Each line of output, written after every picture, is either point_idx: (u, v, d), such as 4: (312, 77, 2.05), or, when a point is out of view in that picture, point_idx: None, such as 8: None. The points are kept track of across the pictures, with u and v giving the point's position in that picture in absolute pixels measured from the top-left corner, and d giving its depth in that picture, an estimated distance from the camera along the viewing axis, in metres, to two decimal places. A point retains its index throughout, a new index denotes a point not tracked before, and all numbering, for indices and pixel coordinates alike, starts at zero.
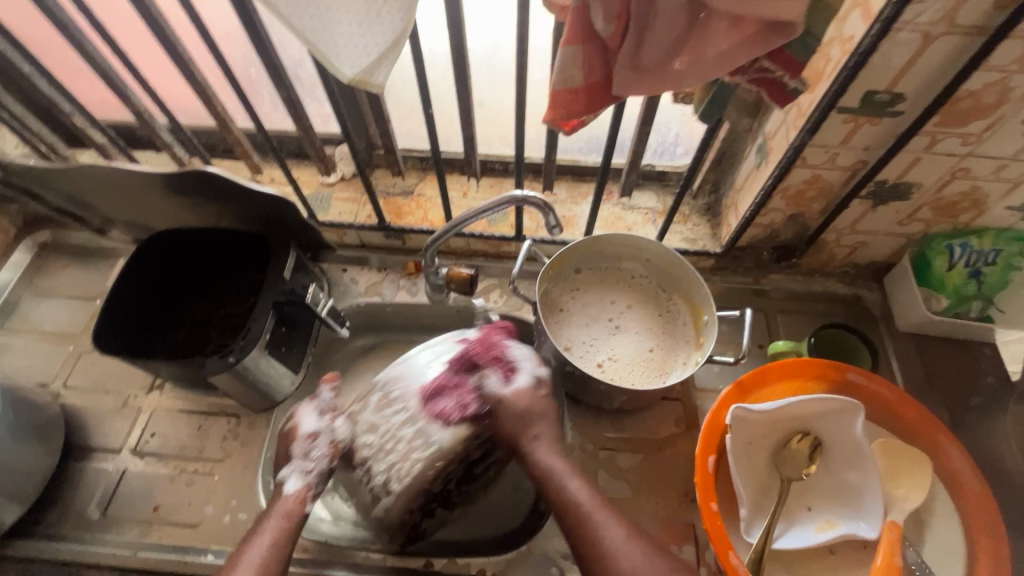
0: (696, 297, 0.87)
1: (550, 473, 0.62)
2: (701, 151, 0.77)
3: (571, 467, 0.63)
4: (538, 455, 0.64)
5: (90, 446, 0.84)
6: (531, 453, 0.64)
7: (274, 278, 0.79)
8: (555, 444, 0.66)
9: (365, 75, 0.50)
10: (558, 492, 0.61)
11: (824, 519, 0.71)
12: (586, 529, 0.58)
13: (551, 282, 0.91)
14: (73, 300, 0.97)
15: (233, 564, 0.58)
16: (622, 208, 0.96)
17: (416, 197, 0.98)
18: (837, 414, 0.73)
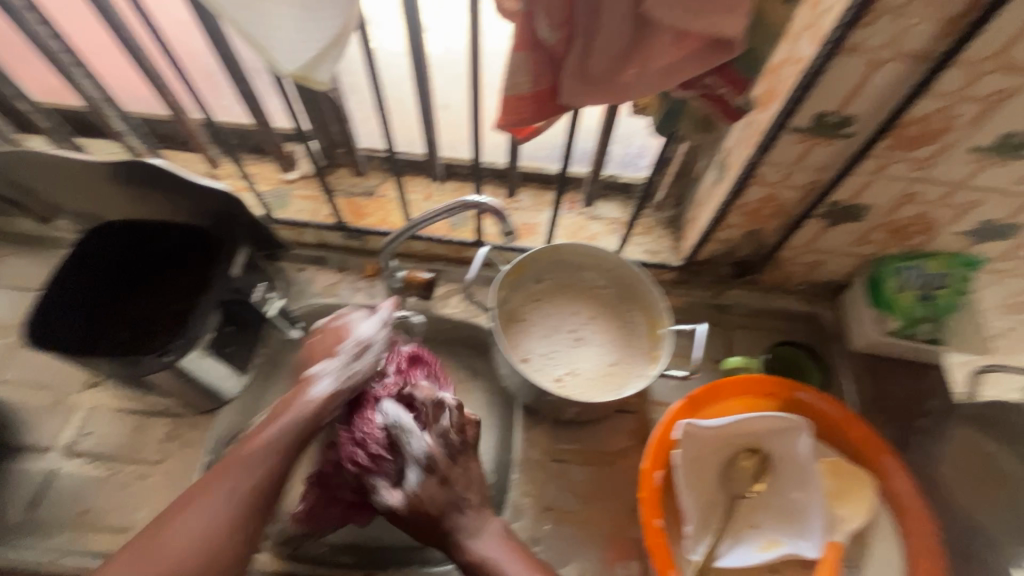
0: (653, 309, 0.87)
1: (478, 560, 0.62)
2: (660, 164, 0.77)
3: (502, 542, 0.63)
4: (462, 534, 0.63)
5: (19, 445, 0.80)
6: (456, 541, 0.63)
7: (221, 275, 0.77)
8: (481, 523, 0.64)
9: (307, 71, 0.49)
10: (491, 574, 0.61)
11: (768, 538, 0.71)
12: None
13: (511, 290, 0.90)
14: (12, 290, 0.94)
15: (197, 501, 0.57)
16: (585, 218, 0.95)
17: (377, 198, 0.96)
18: (784, 432, 0.73)
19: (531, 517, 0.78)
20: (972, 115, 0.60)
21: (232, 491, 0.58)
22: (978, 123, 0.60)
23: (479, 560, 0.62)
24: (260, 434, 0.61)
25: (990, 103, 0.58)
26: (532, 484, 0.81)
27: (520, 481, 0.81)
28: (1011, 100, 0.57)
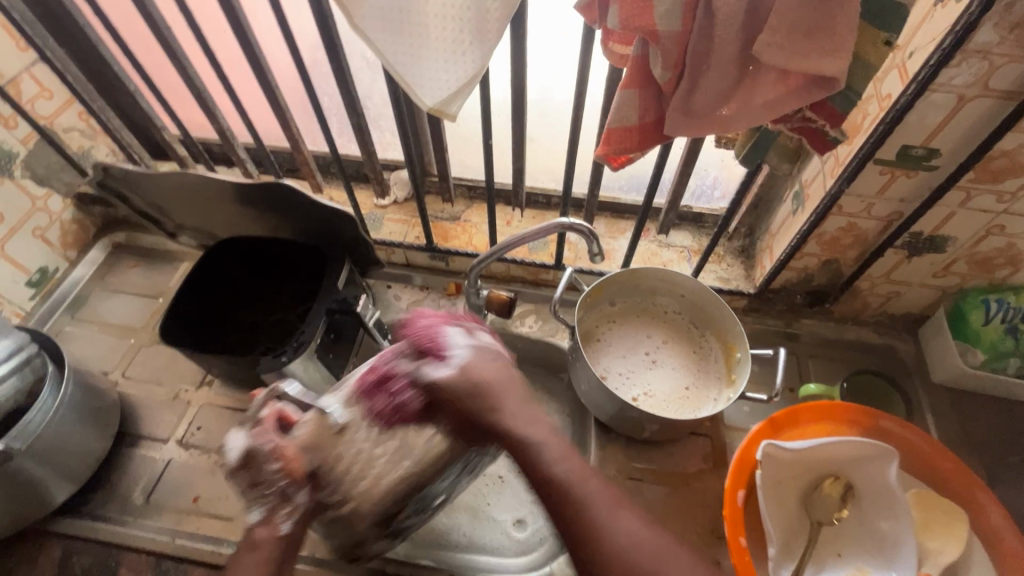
0: (728, 334, 0.89)
1: (533, 450, 0.53)
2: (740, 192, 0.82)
3: (563, 450, 0.53)
4: (512, 424, 0.55)
5: (140, 434, 0.88)
6: (506, 425, 0.55)
7: (329, 287, 0.85)
8: (534, 417, 0.56)
9: (443, 105, 0.56)
10: (507, 439, 0.54)
11: (855, 566, 0.70)
12: (534, 463, 0.53)
13: (588, 312, 0.94)
14: (138, 297, 1.05)
15: None
16: (658, 245, 1.00)
17: (462, 223, 1.04)
18: (870, 460, 0.73)
19: None
20: None
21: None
22: None
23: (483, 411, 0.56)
24: None
25: None
26: None
27: None
28: None
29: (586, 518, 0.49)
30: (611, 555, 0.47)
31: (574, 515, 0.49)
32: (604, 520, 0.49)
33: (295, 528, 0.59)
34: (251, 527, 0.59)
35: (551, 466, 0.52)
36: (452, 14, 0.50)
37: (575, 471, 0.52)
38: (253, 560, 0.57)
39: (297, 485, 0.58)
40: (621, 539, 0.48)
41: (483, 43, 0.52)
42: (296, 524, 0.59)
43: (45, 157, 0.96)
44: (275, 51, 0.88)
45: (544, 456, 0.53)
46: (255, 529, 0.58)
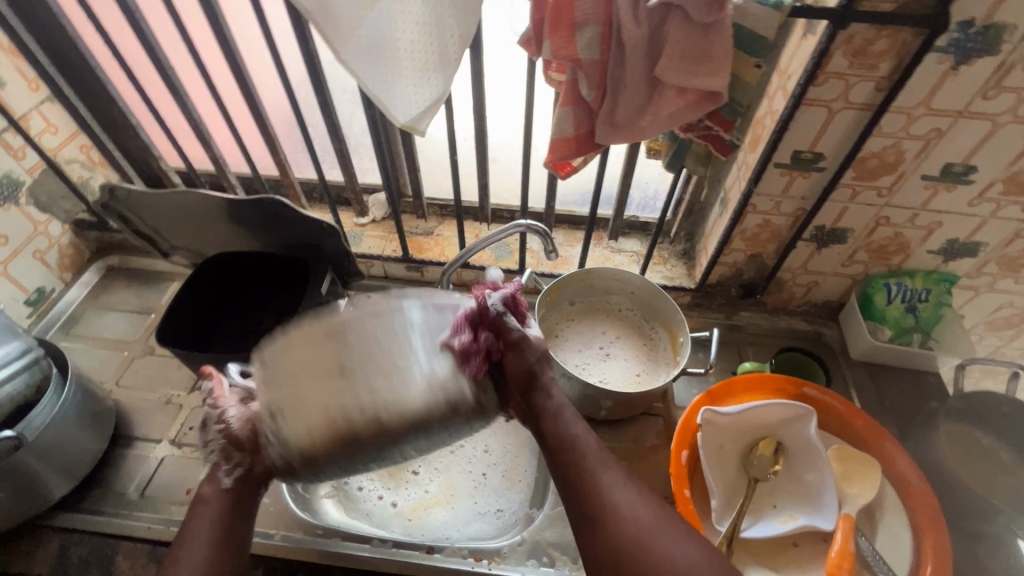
0: (673, 324, 1.00)
1: (569, 437, 0.61)
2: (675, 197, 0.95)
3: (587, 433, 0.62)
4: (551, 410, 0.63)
5: (134, 436, 0.94)
6: (546, 410, 0.63)
7: (313, 293, 0.95)
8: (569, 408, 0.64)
9: (414, 122, 0.68)
10: (574, 452, 0.60)
11: (787, 514, 0.80)
12: (596, 491, 0.57)
13: (550, 310, 1.05)
14: (131, 313, 1.12)
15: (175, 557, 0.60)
16: (610, 250, 1.12)
17: (435, 237, 1.15)
18: (795, 420, 0.84)
19: None
20: (916, 151, 0.77)
21: (206, 529, 0.61)
22: (922, 157, 0.78)
23: (540, 401, 0.63)
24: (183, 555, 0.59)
25: (928, 140, 0.75)
26: None
27: None
28: (945, 136, 0.75)
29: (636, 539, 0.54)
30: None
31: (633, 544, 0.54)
32: (653, 535, 0.55)
33: (234, 484, 0.61)
34: (199, 486, 0.64)
35: (617, 504, 0.56)
36: (420, 47, 0.63)
37: (634, 504, 0.57)
38: (204, 509, 0.62)
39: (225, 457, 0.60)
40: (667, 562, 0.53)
41: (446, 68, 0.64)
42: (236, 482, 0.61)
43: (48, 184, 1.04)
44: (264, 87, 1.00)
45: (609, 483, 0.58)
46: (199, 490, 0.63)
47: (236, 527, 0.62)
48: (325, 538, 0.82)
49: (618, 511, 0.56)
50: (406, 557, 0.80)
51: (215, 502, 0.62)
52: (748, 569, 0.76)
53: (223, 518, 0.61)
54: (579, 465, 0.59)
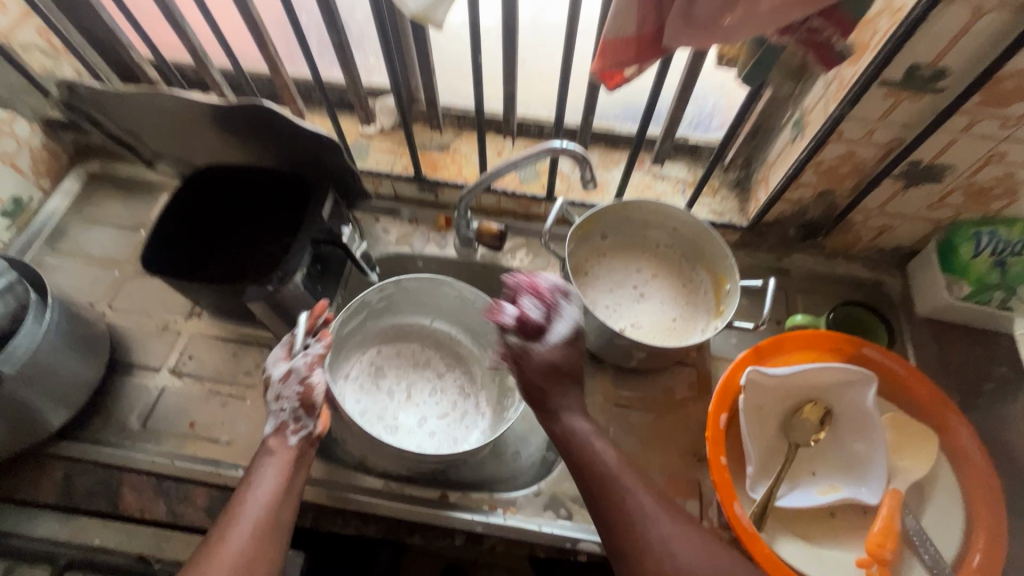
0: (719, 267, 0.88)
1: (584, 444, 0.65)
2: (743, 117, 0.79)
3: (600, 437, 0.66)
4: (565, 418, 0.67)
5: (132, 363, 0.88)
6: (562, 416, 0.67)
7: (313, 218, 0.83)
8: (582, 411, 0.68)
9: (427, 11, 0.52)
10: (587, 462, 0.64)
11: (828, 484, 0.74)
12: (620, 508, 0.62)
13: (579, 245, 0.93)
14: (119, 228, 1.02)
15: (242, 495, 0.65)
16: (653, 176, 0.98)
17: (451, 153, 1.01)
18: (849, 385, 0.76)
19: None
20: None
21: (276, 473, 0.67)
22: None
23: (556, 418, 0.67)
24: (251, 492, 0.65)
25: None
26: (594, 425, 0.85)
27: None
28: None
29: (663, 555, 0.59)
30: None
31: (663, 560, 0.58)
32: (670, 545, 0.59)
33: (299, 443, 0.70)
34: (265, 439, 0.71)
35: (645, 521, 0.60)
36: None
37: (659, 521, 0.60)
38: (271, 460, 0.69)
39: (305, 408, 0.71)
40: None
41: None
42: (301, 440, 0.70)
43: (4, 76, 0.89)
44: None
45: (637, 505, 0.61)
46: (267, 443, 0.70)
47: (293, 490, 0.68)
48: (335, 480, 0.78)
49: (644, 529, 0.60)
50: (424, 504, 0.76)
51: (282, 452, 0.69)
52: (780, 538, 0.71)
53: (288, 478, 0.68)
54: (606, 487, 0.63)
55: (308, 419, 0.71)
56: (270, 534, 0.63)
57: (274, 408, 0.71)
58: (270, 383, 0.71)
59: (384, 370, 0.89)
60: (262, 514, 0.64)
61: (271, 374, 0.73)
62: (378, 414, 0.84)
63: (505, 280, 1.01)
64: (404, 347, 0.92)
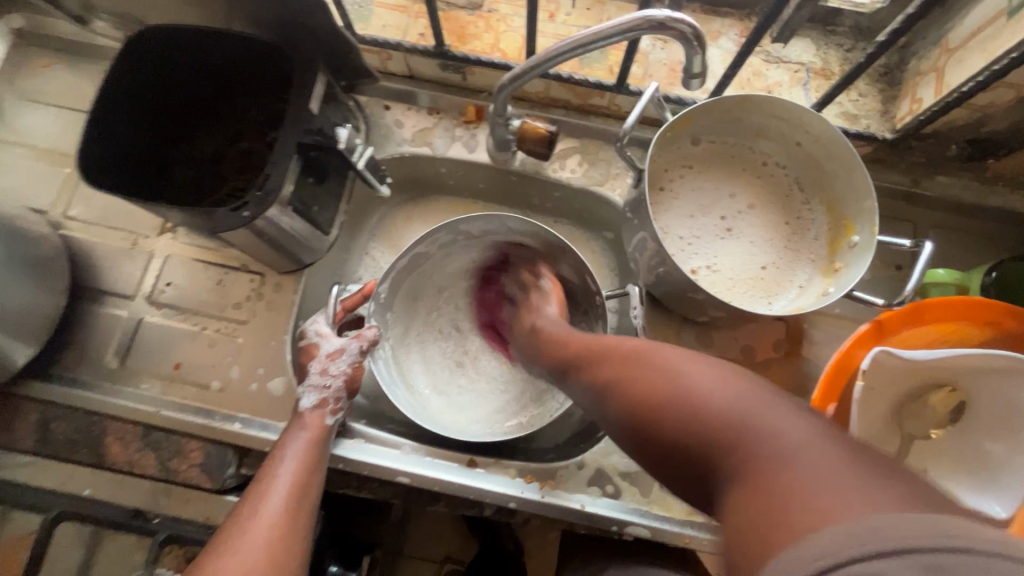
0: (846, 206, 0.66)
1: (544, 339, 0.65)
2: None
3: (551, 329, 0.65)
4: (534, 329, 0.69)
5: (101, 288, 0.74)
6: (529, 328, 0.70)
7: (299, 113, 0.61)
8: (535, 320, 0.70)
9: None
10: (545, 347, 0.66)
11: (941, 487, 0.60)
12: (636, 377, 0.41)
13: (661, 148, 0.69)
14: (62, 110, 0.81)
15: (266, 475, 0.58)
16: (764, 60, 0.71)
17: (485, 14, 0.74)
18: (1007, 375, 0.56)
19: None
20: None
21: (305, 457, 0.60)
22: None
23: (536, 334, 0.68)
24: (276, 472, 0.58)
25: None
26: None
27: None
28: None
29: (723, 425, 0.34)
30: (766, 446, 0.31)
31: (712, 433, 0.34)
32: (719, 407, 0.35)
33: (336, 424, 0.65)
34: (300, 411, 0.64)
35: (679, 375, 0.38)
36: None
37: (711, 378, 0.37)
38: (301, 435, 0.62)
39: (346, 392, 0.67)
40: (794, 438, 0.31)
41: None
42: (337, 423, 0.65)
43: None
44: None
45: (676, 375, 0.39)
46: (301, 414, 0.63)
47: (319, 479, 0.60)
48: (347, 440, 0.68)
49: (676, 392, 0.37)
50: (443, 468, 0.67)
51: (314, 428, 0.62)
52: None
53: (313, 463, 0.60)
54: (626, 356, 0.45)
55: (346, 402, 0.67)
56: (287, 529, 0.54)
57: (315, 380, 0.65)
58: (318, 356, 0.66)
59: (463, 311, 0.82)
60: (283, 504, 0.55)
61: (321, 346, 0.67)
62: (461, 360, 0.80)
63: (549, 194, 0.80)
64: (487, 282, 0.82)
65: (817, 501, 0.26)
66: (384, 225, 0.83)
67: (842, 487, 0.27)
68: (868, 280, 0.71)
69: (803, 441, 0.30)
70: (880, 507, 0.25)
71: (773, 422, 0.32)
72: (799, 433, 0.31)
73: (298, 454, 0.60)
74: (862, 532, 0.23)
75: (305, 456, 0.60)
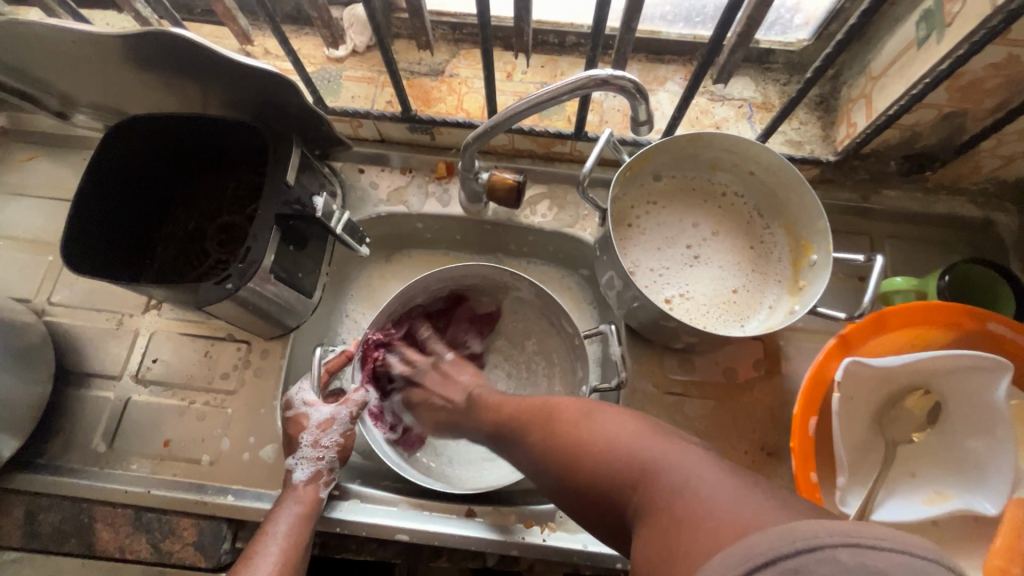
0: (803, 228, 0.69)
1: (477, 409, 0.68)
2: (866, 15, 0.55)
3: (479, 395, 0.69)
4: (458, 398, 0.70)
5: (87, 372, 0.74)
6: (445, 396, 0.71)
7: (275, 186, 0.63)
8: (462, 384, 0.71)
9: None
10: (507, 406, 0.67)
11: (933, 490, 0.61)
12: (570, 431, 0.49)
13: (624, 188, 0.73)
14: (44, 200, 0.83)
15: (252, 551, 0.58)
16: (710, 99, 0.76)
17: (447, 78, 0.80)
18: (974, 372, 0.59)
19: None
20: None
21: (290, 532, 0.59)
22: None
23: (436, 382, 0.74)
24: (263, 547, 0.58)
25: None
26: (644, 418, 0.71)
27: None
28: None
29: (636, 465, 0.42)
30: (674, 487, 0.39)
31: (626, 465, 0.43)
32: (617, 443, 0.45)
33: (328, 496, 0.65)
34: (291, 483, 0.64)
35: (583, 427, 0.48)
36: None
37: (621, 429, 0.46)
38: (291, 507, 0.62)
39: (340, 461, 0.68)
40: (682, 476, 0.39)
41: None
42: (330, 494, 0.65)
43: None
44: None
45: (584, 419, 0.49)
46: (290, 487, 0.63)
47: (306, 552, 0.60)
48: (344, 502, 0.67)
49: (601, 442, 0.46)
50: (444, 521, 0.66)
51: (305, 500, 0.62)
52: None
53: (304, 534, 0.60)
54: (560, 416, 0.51)
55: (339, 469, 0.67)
56: None
57: (308, 452, 0.65)
58: (309, 429, 0.66)
59: None
60: None
61: (309, 416, 0.67)
62: None
63: (522, 239, 0.83)
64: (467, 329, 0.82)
65: (725, 528, 0.33)
66: (367, 282, 0.85)
67: (732, 506, 0.35)
68: (834, 294, 0.74)
69: (681, 464, 0.40)
70: (766, 522, 0.32)
71: (677, 462, 0.41)
72: (698, 475, 0.38)
73: (289, 527, 0.60)
74: (773, 539, 0.29)
75: (293, 532, 0.60)
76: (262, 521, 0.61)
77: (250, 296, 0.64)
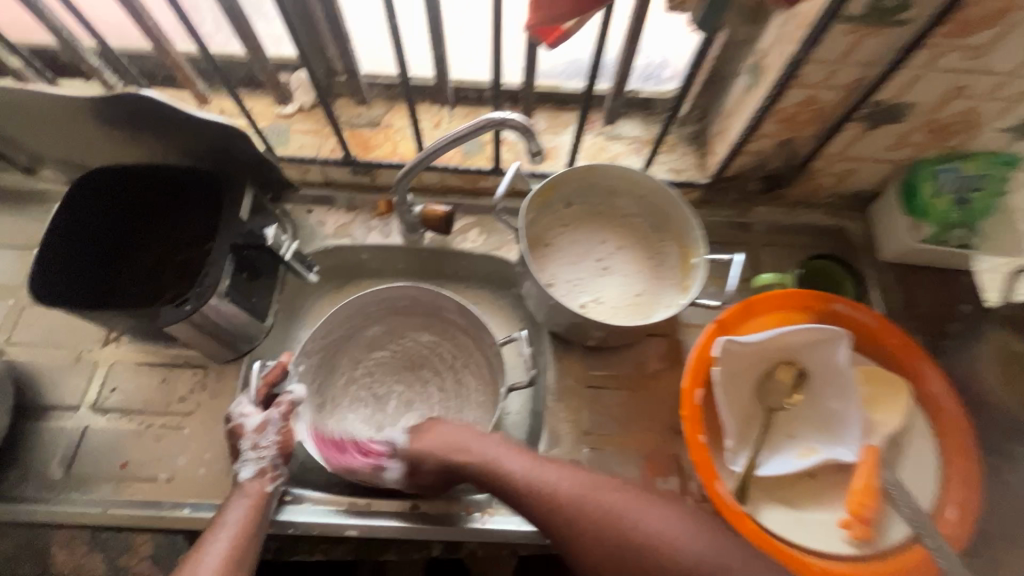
0: (686, 237, 0.84)
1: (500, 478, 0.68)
2: None
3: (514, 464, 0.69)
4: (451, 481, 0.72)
5: (45, 404, 0.78)
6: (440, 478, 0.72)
7: (230, 220, 0.73)
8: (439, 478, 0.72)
9: None
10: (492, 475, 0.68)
11: (806, 446, 0.72)
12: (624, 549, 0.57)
13: (539, 213, 0.87)
14: (7, 249, 0.89)
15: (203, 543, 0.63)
16: (605, 138, 0.92)
17: (383, 128, 0.93)
18: (823, 343, 0.73)
19: (571, 442, 0.79)
20: None
21: (238, 524, 0.64)
22: None
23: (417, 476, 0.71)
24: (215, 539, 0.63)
25: None
26: (568, 409, 0.81)
27: (555, 407, 0.81)
28: None
29: None
30: None
31: None
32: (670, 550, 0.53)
33: (275, 490, 0.70)
34: (240, 480, 0.68)
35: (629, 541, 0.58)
36: None
37: None
38: (241, 501, 0.67)
39: (281, 457, 0.72)
40: None
41: None
42: (276, 488, 0.70)
43: None
44: None
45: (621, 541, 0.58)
46: (240, 484, 0.68)
47: (254, 542, 0.65)
48: (295, 504, 0.72)
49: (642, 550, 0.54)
50: (389, 515, 0.72)
51: (252, 495, 0.67)
52: (762, 507, 0.70)
53: (252, 525, 0.65)
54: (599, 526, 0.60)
55: (283, 466, 0.72)
56: None
57: (250, 455, 0.70)
58: (245, 433, 0.70)
59: (388, 378, 0.89)
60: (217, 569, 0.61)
61: (245, 423, 0.71)
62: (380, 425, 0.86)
63: (456, 263, 0.94)
64: (399, 349, 0.90)
65: None
66: (318, 309, 0.94)
67: None
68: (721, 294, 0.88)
69: None
70: None
71: None
72: None
73: (239, 520, 0.65)
74: None
75: (243, 522, 0.65)
76: (214, 515, 0.66)
77: (207, 318, 0.72)
